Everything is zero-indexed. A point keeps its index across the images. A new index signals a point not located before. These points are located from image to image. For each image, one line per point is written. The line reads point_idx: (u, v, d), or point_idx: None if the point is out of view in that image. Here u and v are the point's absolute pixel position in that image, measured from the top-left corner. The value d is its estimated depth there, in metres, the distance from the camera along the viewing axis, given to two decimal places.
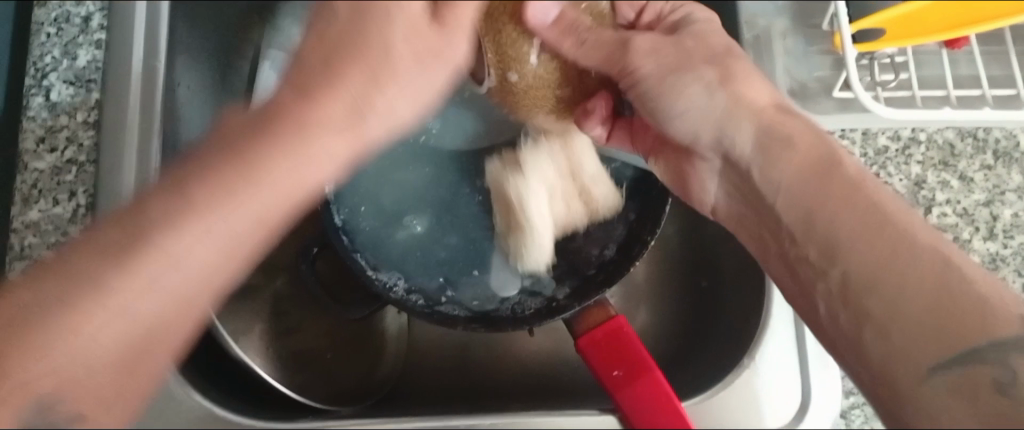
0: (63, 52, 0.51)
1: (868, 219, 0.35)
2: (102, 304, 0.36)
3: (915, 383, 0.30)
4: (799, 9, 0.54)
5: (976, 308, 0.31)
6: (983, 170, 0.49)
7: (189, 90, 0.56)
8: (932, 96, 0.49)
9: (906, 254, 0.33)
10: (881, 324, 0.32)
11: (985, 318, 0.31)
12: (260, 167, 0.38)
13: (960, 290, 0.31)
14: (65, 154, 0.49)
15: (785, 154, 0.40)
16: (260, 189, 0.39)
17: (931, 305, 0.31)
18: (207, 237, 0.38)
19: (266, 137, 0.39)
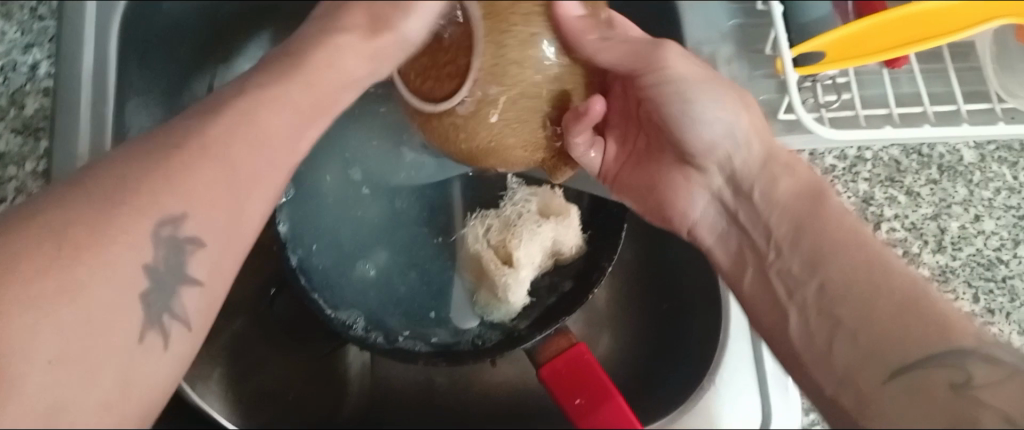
0: (10, 101, 0.51)
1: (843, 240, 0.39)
2: (119, 239, 0.31)
3: (873, 380, 0.34)
4: (742, 35, 0.55)
5: (936, 332, 0.34)
6: (929, 184, 0.50)
7: (138, 133, 0.57)
8: (875, 114, 0.51)
9: (880, 270, 0.37)
10: (852, 328, 0.36)
11: (946, 328, 0.34)
12: (248, 109, 0.34)
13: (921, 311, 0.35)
14: (15, 203, 0.49)
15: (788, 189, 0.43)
16: (243, 135, 0.34)
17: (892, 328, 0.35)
18: (206, 185, 0.33)
19: (246, 89, 0.35)
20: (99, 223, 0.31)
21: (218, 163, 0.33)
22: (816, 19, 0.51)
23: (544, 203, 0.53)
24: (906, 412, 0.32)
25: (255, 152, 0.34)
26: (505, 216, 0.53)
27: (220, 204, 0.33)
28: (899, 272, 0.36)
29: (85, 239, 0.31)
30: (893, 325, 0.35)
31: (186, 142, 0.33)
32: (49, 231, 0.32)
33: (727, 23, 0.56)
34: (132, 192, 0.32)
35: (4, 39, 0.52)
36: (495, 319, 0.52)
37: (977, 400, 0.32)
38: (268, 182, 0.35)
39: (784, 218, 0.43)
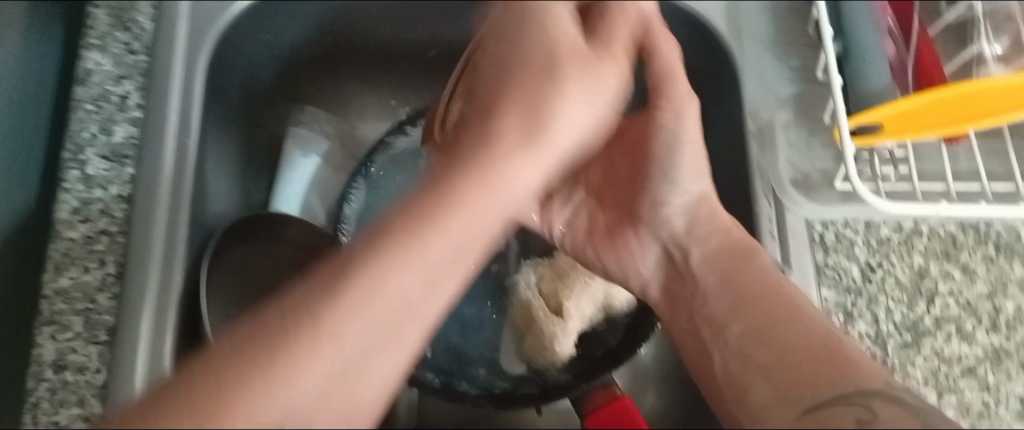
0: (101, 128, 0.54)
1: (749, 287, 0.43)
2: (241, 407, 0.28)
3: (760, 368, 0.38)
4: (801, 104, 0.56)
5: (810, 327, 0.39)
6: (986, 262, 0.51)
7: (218, 166, 0.59)
8: (931, 189, 0.51)
9: (752, 286, 0.43)
10: (738, 346, 0.40)
11: (808, 329, 0.39)
12: (436, 235, 0.31)
13: (784, 321, 0.40)
14: (97, 225, 0.52)
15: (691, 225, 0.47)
16: (441, 234, 0.31)
17: (773, 335, 0.39)
18: (360, 337, 0.29)
19: (458, 170, 0.33)
20: (246, 377, 0.28)
21: (376, 280, 0.30)
22: (876, 91, 0.51)
23: None
24: (778, 398, 0.36)
25: (427, 253, 0.31)
26: (557, 266, 0.55)
27: (392, 313, 0.30)
28: (755, 286, 0.42)
29: (227, 403, 0.28)
30: (774, 335, 0.39)
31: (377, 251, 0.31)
32: (227, 358, 0.29)
33: (786, 90, 0.57)
34: (285, 351, 0.29)
35: (98, 72, 0.56)
36: (538, 367, 0.53)
37: (859, 374, 0.36)
38: (424, 289, 0.31)
39: (703, 263, 0.46)
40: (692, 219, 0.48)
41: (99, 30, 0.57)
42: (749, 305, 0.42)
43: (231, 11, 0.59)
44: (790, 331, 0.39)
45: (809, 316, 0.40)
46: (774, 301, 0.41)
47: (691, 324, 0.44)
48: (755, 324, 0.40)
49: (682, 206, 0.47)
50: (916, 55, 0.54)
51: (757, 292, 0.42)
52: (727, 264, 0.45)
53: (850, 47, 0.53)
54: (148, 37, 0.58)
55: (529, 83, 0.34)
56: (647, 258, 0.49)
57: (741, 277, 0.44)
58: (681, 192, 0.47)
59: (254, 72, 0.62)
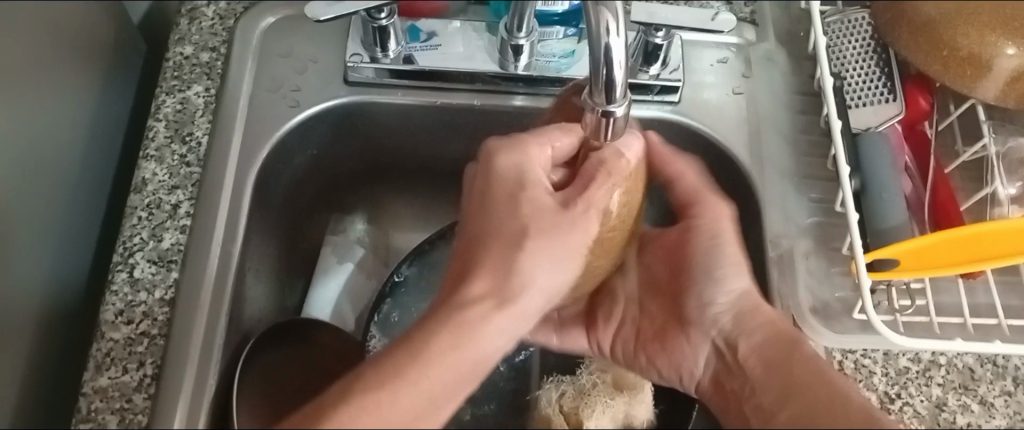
0: (151, 234, 0.57)
1: (796, 366, 0.45)
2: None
3: None
4: (820, 233, 0.58)
5: (860, 407, 0.42)
6: (1004, 396, 0.51)
7: (258, 272, 0.61)
8: (949, 321, 0.52)
9: (796, 358, 0.46)
10: (787, 425, 0.43)
11: (843, 403, 0.42)
12: (429, 362, 0.39)
13: (834, 393, 0.43)
14: (139, 326, 0.54)
15: (753, 319, 0.49)
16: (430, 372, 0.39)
17: (818, 403, 0.42)
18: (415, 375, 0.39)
19: (453, 322, 0.40)
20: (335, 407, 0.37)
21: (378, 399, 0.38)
22: (892, 227, 0.53)
23: (619, 375, 0.56)
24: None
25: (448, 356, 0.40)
26: (579, 384, 0.55)
27: (407, 412, 0.38)
28: (800, 357, 0.46)
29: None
30: (822, 404, 0.42)
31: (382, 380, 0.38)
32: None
33: (806, 219, 0.59)
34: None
35: (154, 181, 0.59)
36: None
37: None
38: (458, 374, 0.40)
39: (753, 343, 0.48)
40: (740, 314, 0.50)
41: (157, 141, 0.61)
42: (792, 387, 0.44)
43: (284, 128, 0.62)
44: (830, 405, 0.42)
45: (848, 391, 0.43)
46: (819, 371, 0.44)
47: (738, 409, 0.47)
48: (804, 392, 0.43)
49: (728, 305, 0.51)
50: (933, 191, 0.56)
51: (801, 364, 0.45)
52: (773, 354, 0.47)
53: (868, 184, 0.55)
54: (202, 149, 0.61)
55: (468, 287, 0.42)
56: (699, 355, 0.52)
57: (783, 352, 0.47)
58: (727, 290, 0.51)
59: (299, 187, 0.66)
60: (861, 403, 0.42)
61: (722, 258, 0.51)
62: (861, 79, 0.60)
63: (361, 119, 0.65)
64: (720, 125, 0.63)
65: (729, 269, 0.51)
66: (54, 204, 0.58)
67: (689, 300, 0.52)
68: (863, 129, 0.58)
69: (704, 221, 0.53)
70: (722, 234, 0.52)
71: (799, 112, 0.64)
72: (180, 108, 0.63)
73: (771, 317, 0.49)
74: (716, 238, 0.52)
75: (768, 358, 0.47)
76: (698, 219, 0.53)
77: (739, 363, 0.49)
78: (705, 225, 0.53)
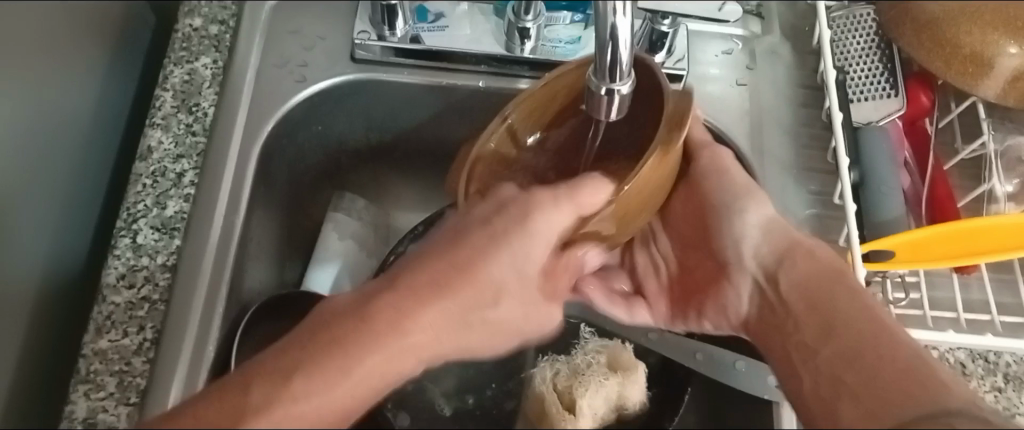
0: (155, 201, 0.58)
1: (840, 299, 0.45)
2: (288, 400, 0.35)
3: (850, 374, 0.41)
4: (818, 226, 0.58)
5: (900, 347, 0.41)
6: (994, 391, 0.52)
7: (259, 244, 0.62)
8: (943, 315, 0.53)
9: (842, 295, 0.45)
10: (826, 359, 0.43)
11: (886, 341, 0.41)
12: (381, 357, 0.38)
13: (873, 333, 0.42)
14: (140, 291, 0.54)
15: (798, 259, 0.49)
16: (421, 336, 0.39)
17: (861, 340, 0.42)
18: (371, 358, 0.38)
19: (452, 282, 0.40)
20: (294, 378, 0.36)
21: (374, 348, 0.37)
22: (889, 219, 0.54)
23: (613, 357, 0.56)
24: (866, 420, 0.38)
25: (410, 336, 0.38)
26: (575, 363, 0.56)
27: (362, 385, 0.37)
28: (846, 290, 0.46)
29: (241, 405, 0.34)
30: (866, 340, 0.42)
31: (385, 329, 0.38)
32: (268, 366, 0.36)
33: (805, 211, 0.59)
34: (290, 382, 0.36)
35: (160, 149, 0.60)
36: None
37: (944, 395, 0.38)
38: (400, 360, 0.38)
39: (795, 281, 0.48)
40: (782, 254, 0.50)
41: (165, 110, 0.62)
42: (843, 330, 0.43)
43: (289, 103, 0.63)
44: (867, 341, 0.42)
45: (891, 327, 0.42)
46: (865, 306, 0.44)
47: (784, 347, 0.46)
48: (846, 327, 0.44)
49: (757, 237, 0.51)
50: (931, 187, 0.56)
51: (846, 300, 0.45)
52: (814, 281, 0.48)
53: (867, 177, 0.55)
54: (208, 119, 0.61)
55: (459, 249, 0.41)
56: (741, 296, 0.52)
57: (829, 287, 0.47)
58: (751, 224, 0.51)
59: (302, 162, 0.66)
60: (904, 342, 0.41)
61: (748, 207, 0.52)
62: (864, 74, 0.60)
63: (366, 97, 0.66)
64: (723, 116, 0.64)
65: (747, 198, 0.52)
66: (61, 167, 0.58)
67: (716, 243, 0.53)
68: (864, 123, 0.58)
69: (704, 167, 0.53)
70: (730, 172, 0.53)
71: (801, 105, 0.64)
72: (188, 79, 0.63)
73: (817, 259, 0.49)
74: (726, 175, 0.52)
75: (812, 292, 0.47)
76: (700, 162, 0.53)
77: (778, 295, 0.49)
78: (710, 178, 0.53)
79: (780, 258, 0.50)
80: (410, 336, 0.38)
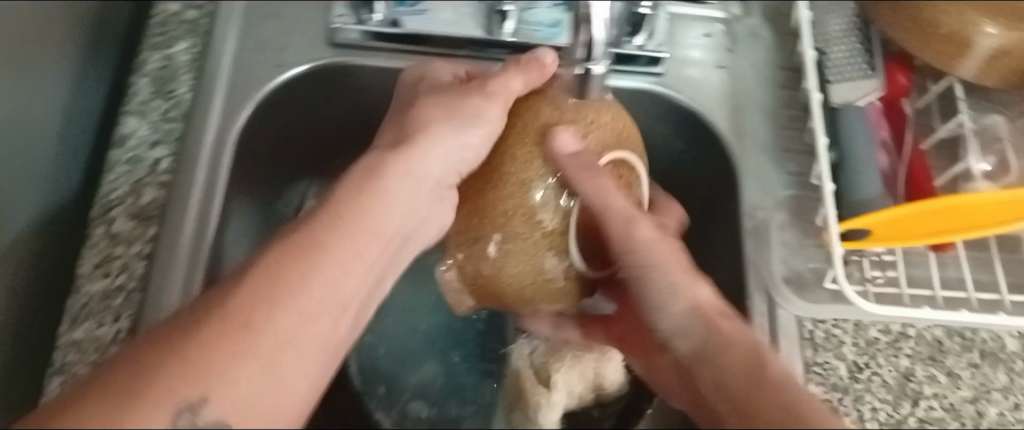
0: (130, 190, 0.57)
1: (727, 347, 0.41)
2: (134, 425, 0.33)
3: None
4: (796, 206, 0.58)
5: (806, 428, 0.37)
6: (970, 368, 0.52)
7: (236, 231, 0.61)
8: (919, 293, 0.53)
9: (731, 345, 0.41)
10: None
11: (796, 421, 0.37)
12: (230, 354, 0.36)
13: (784, 406, 0.38)
14: (116, 280, 0.54)
15: (685, 294, 0.43)
16: (289, 310, 0.37)
17: (769, 421, 0.38)
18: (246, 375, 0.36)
19: (288, 264, 0.38)
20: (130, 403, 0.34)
21: (242, 344, 0.36)
22: (867, 198, 0.54)
23: None
24: None
25: (261, 342, 0.36)
26: (551, 341, 0.54)
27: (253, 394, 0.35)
28: (740, 347, 0.41)
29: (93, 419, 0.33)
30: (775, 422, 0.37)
31: (208, 349, 0.36)
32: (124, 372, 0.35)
33: (783, 192, 0.59)
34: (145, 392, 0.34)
35: (135, 137, 0.59)
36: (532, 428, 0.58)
37: None
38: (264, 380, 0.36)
39: (690, 345, 0.43)
40: (705, 328, 0.42)
41: (141, 97, 0.61)
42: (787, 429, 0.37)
43: (266, 89, 0.62)
44: (771, 425, 0.37)
45: (798, 405, 0.38)
46: (757, 368, 0.40)
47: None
48: (749, 407, 0.39)
49: (680, 321, 0.43)
50: (908, 166, 0.57)
51: (740, 353, 0.41)
52: (728, 362, 0.41)
53: (845, 157, 0.56)
54: (184, 107, 0.61)
55: (299, 254, 0.39)
56: (666, 368, 0.46)
57: (722, 342, 0.41)
58: (679, 300, 0.43)
59: (279, 149, 0.66)
60: (814, 422, 0.37)
61: (667, 258, 0.44)
62: (843, 54, 0.60)
63: (344, 82, 0.65)
64: (702, 98, 0.64)
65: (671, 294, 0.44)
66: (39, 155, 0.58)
67: (642, 314, 0.46)
68: (843, 104, 0.58)
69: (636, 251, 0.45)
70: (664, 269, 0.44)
71: (781, 86, 0.64)
72: (164, 66, 0.63)
73: (738, 329, 0.42)
74: (650, 252, 0.44)
75: (704, 346, 0.42)
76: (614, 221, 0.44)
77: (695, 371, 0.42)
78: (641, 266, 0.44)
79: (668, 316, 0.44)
80: (273, 323, 0.37)
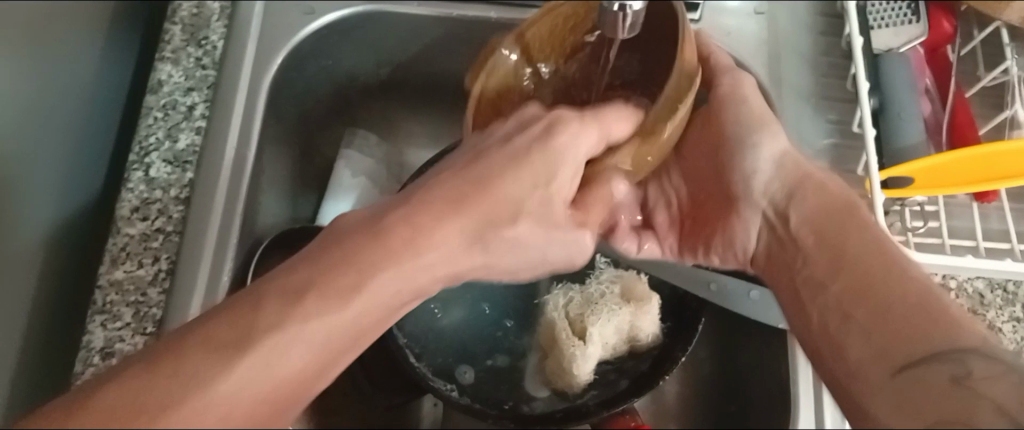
0: (166, 135, 0.58)
1: (847, 235, 0.42)
2: (208, 386, 0.28)
3: (852, 332, 0.37)
4: (835, 155, 0.57)
5: (915, 293, 0.37)
6: (1012, 321, 0.51)
7: (271, 178, 0.62)
8: (961, 244, 0.52)
9: (864, 226, 0.42)
10: (834, 297, 0.40)
11: (897, 272, 0.38)
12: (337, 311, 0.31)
13: (893, 268, 0.39)
14: (154, 223, 0.54)
15: (812, 184, 0.47)
16: (380, 280, 0.32)
17: (882, 283, 0.38)
18: (325, 333, 0.30)
19: (432, 215, 0.34)
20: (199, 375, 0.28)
21: (337, 304, 0.31)
22: (907, 146, 0.53)
23: (627, 287, 0.56)
24: (876, 356, 0.35)
25: (368, 299, 0.32)
26: (588, 292, 0.56)
27: (295, 379, 0.29)
28: (871, 231, 0.42)
29: (188, 381, 0.28)
30: (893, 286, 0.38)
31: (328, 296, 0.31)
32: (190, 345, 0.29)
33: (822, 141, 0.58)
34: (254, 339, 0.29)
35: (169, 83, 0.59)
36: (560, 387, 0.56)
37: (959, 328, 0.35)
38: (343, 348, 0.31)
39: (802, 215, 0.46)
40: (794, 187, 0.47)
41: (173, 44, 0.61)
42: (867, 278, 0.39)
43: (299, 35, 0.62)
44: (871, 275, 0.39)
45: (904, 271, 0.38)
46: (876, 244, 0.41)
47: (807, 314, 0.41)
48: (866, 273, 0.39)
49: (772, 170, 0.48)
50: (951, 115, 0.55)
51: (861, 238, 0.42)
52: (827, 229, 0.44)
53: (886, 103, 0.55)
54: (217, 53, 0.61)
55: (457, 204, 0.35)
56: (750, 229, 0.50)
57: (844, 224, 0.43)
58: (766, 156, 0.49)
59: (313, 97, 0.66)
60: (915, 285, 0.38)
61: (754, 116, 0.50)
62: (885, 2, 0.59)
63: (375, 28, 0.65)
64: (739, 46, 0.62)
65: (762, 130, 0.49)
66: (79, 99, 0.58)
67: (732, 176, 0.50)
68: (884, 50, 0.57)
69: (723, 93, 0.51)
70: (749, 100, 0.50)
71: (821, 33, 0.63)
72: (196, 13, 0.63)
73: (829, 188, 0.46)
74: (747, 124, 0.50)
75: (830, 231, 0.43)
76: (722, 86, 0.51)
77: (791, 236, 0.46)
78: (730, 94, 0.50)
79: (793, 186, 0.47)
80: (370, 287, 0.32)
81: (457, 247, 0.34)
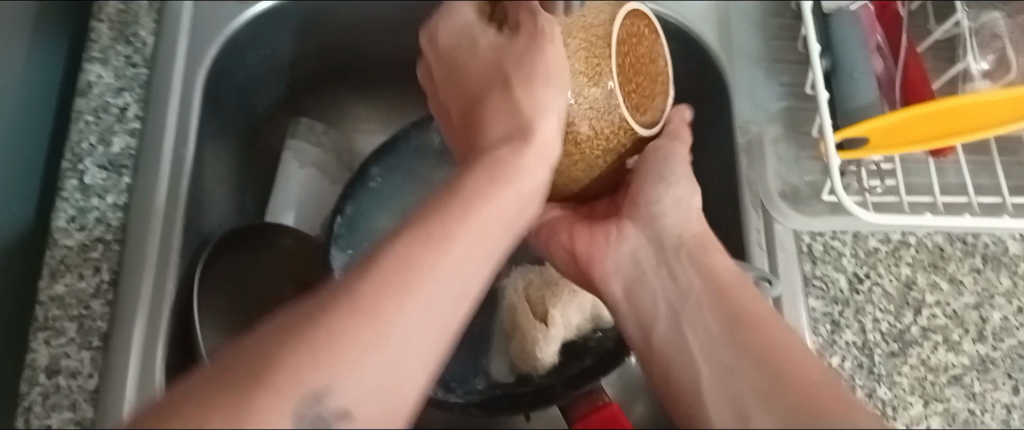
0: (99, 139, 0.55)
1: (734, 293, 0.42)
2: None
3: (755, 400, 0.36)
4: (789, 118, 0.57)
5: (814, 370, 0.37)
6: (973, 273, 0.51)
7: (214, 177, 0.59)
8: (919, 200, 0.52)
9: (749, 295, 0.41)
10: (721, 361, 0.39)
11: (790, 348, 0.38)
12: (306, 365, 0.31)
13: (788, 343, 0.38)
14: (93, 232, 0.52)
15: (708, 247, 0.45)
16: (367, 330, 0.32)
17: (780, 359, 0.37)
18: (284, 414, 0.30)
19: (406, 250, 0.34)
20: None
21: (283, 381, 0.30)
22: (863, 106, 0.52)
23: None
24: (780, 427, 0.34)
25: (344, 353, 0.31)
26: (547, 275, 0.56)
27: None
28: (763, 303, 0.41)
29: None
30: (802, 366, 0.37)
31: (278, 352, 0.31)
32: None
33: (775, 105, 0.57)
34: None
35: (100, 84, 0.57)
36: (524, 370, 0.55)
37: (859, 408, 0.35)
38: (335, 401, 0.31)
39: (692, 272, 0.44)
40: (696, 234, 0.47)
41: (101, 43, 0.58)
42: (768, 348, 0.38)
43: (233, 24, 0.60)
44: (772, 343, 0.38)
45: (796, 347, 0.38)
46: (764, 314, 0.40)
47: (693, 375, 0.39)
48: (767, 340, 0.38)
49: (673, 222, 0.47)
50: (904, 71, 0.54)
51: (753, 304, 0.41)
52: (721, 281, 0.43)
53: (839, 63, 0.54)
54: (148, 50, 0.58)
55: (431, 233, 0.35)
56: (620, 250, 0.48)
57: (733, 286, 0.42)
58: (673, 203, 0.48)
59: (253, 88, 0.64)
60: (812, 362, 0.37)
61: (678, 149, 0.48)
62: None
63: (314, 15, 0.63)
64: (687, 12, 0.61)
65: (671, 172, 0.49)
66: (14, 92, 0.53)
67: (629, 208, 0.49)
68: (834, 10, 0.56)
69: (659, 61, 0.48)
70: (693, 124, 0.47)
71: None
72: (124, 9, 0.60)
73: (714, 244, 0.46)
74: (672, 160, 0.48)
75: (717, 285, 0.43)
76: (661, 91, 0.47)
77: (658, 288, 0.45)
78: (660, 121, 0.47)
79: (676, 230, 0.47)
80: (323, 354, 0.31)
81: (444, 290, 0.34)
